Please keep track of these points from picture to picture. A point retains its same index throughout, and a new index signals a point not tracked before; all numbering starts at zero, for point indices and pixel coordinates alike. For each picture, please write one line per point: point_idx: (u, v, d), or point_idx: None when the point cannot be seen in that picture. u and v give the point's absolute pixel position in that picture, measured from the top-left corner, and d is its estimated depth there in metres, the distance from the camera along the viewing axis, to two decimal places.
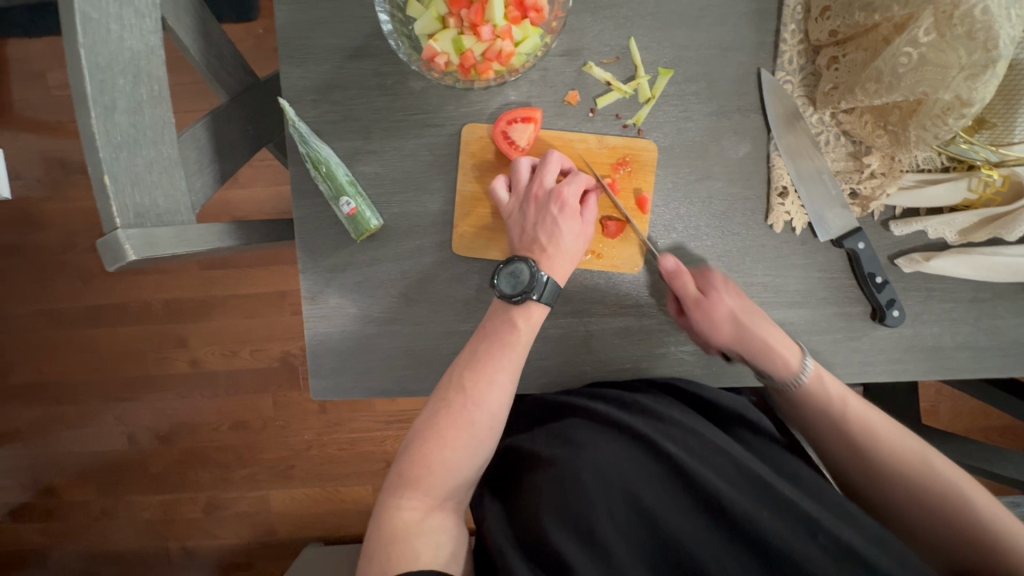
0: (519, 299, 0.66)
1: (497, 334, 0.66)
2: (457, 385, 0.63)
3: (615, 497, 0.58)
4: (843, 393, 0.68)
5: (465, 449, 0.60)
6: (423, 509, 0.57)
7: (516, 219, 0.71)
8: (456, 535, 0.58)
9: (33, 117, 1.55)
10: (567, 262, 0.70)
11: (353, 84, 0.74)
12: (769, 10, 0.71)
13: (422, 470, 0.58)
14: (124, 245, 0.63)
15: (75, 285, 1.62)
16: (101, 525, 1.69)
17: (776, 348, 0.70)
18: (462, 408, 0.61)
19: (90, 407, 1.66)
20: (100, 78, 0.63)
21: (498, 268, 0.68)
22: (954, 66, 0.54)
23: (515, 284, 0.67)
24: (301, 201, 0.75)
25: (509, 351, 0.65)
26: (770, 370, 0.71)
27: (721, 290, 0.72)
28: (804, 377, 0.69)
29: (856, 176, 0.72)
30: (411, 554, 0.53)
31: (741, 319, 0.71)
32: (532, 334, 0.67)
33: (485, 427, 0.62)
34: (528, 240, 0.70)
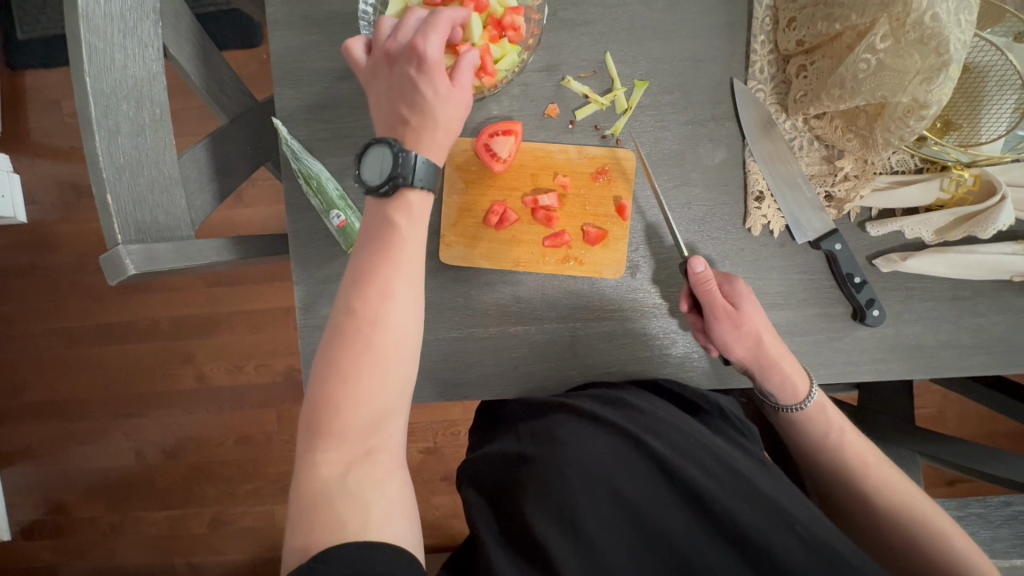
0: (385, 187, 0.57)
1: (378, 237, 0.57)
2: (347, 306, 0.54)
3: (598, 490, 0.60)
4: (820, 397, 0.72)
5: (372, 380, 0.52)
6: (343, 462, 0.50)
7: (376, 84, 0.61)
8: (390, 487, 0.51)
9: (49, 144, 1.62)
10: (436, 134, 0.59)
11: (343, 103, 0.78)
12: (739, 22, 0.74)
13: (332, 417, 0.51)
14: (125, 259, 0.67)
15: (86, 304, 1.67)
16: (109, 541, 1.71)
17: (789, 370, 0.71)
18: (359, 331, 0.53)
19: (100, 423, 1.69)
20: (104, 103, 0.68)
21: (360, 153, 0.58)
22: (910, 70, 0.56)
23: (378, 172, 0.57)
24: (294, 215, 0.78)
25: (395, 253, 0.56)
26: (775, 392, 0.72)
27: (750, 304, 0.71)
28: (808, 404, 0.71)
29: (830, 179, 0.74)
30: (336, 518, 0.47)
31: (762, 336, 0.70)
32: (417, 228, 0.58)
33: (390, 346, 0.54)
34: (392, 113, 0.60)
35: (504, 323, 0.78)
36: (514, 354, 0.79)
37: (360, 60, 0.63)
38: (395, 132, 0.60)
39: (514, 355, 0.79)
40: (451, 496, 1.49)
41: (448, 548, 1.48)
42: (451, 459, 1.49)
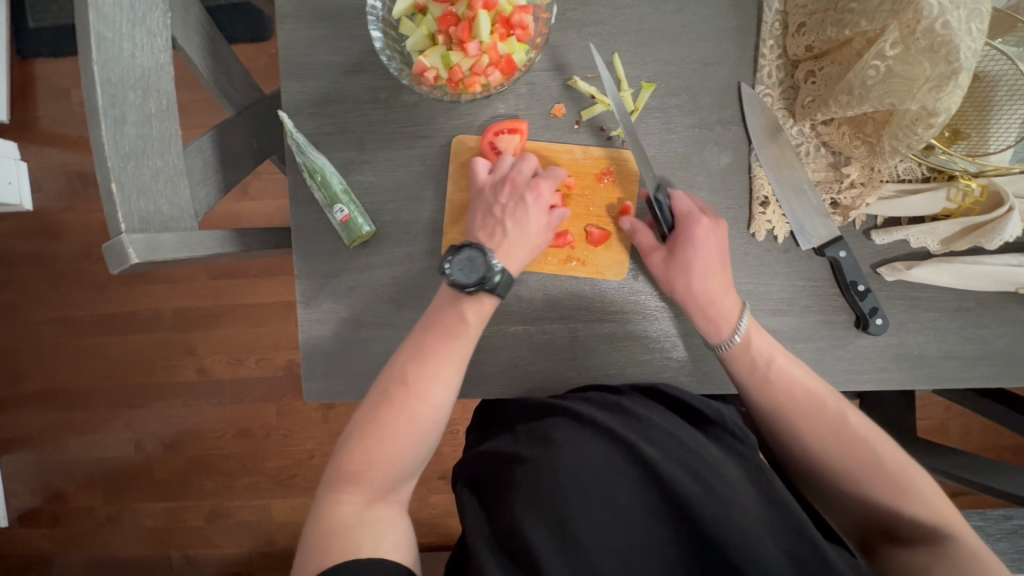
0: (472, 288, 0.68)
1: (446, 326, 0.68)
2: (398, 378, 0.64)
3: (591, 495, 0.60)
4: (773, 354, 0.68)
5: (404, 441, 0.61)
6: (362, 501, 0.58)
7: (486, 198, 0.73)
8: (400, 526, 0.58)
9: (56, 133, 1.62)
10: (525, 250, 0.72)
11: (349, 98, 0.78)
12: (748, 27, 0.74)
13: (362, 465, 0.59)
14: (127, 248, 0.67)
15: (89, 294, 1.67)
16: (105, 531, 1.71)
17: (720, 313, 0.71)
18: (405, 401, 0.62)
19: (99, 413, 1.69)
20: (111, 92, 0.68)
21: (456, 250, 0.69)
22: (919, 78, 0.56)
23: (468, 273, 0.68)
24: (298, 209, 0.78)
25: (457, 340, 0.67)
26: (705, 334, 0.73)
27: (691, 246, 0.71)
28: (734, 346, 0.70)
29: (836, 186, 0.73)
30: (350, 545, 0.53)
31: (694, 278, 0.71)
32: (482, 324, 0.69)
33: (429, 421, 0.63)
34: (491, 220, 0.72)
35: (505, 322, 0.78)
36: (514, 354, 0.78)
37: (481, 177, 0.74)
38: (490, 238, 0.72)
39: (514, 354, 0.78)
40: (448, 496, 1.49)
41: (444, 547, 1.47)
42: (449, 458, 1.48)
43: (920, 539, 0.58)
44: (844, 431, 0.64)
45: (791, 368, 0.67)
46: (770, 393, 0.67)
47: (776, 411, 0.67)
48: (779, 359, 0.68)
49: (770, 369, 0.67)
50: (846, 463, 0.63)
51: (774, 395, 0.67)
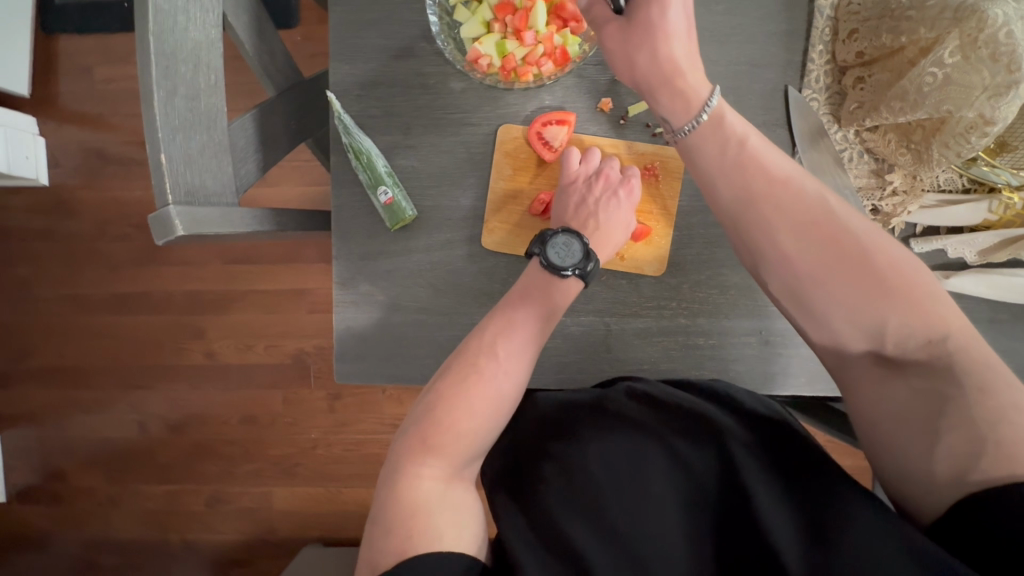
0: (571, 271, 0.70)
1: (529, 304, 0.68)
2: (484, 351, 0.64)
3: (625, 487, 0.61)
4: (748, 137, 0.63)
5: (486, 417, 0.61)
6: (442, 479, 0.57)
7: (578, 190, 0.75)
8: (476, 510, 0.57)
9: (78, 110, 1.62)
10: (610, 245, 0.74)
11: (397, 82, 0.78)
12: (798, 31, 0.75)
13: (445, 438, 0.58)
14: (174, 220, 0.67)
15: (102, 272, 1.66)
16: (104, 511, 1.70)
17: (684, 80, 0.66)
18: (492, 376, 0.62)
19: (105, 391, 1.69)
20: (164, 64, 0.68)
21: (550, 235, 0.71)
22: (977, 86, 0.57)
23: (564, 256, 0.70)
24: (339, 190, 0.79)
25: (538, 319, 0.68)
26: (668, 112, 0.67)
27: (654, 6, 0.65)
28: (701, 118, 0.65)
29: (877, 193, 0.74)
30: (433, 533, 0.52)
31: (658, 44, 0.66)
32: (563, 306, 0.70)
33: (510, 395, 0.63)
34: (584, 212, 0.74)
35: None
36: (549, 345, 0.79)
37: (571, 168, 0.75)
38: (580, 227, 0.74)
39: (548, 346, 0.79)
40: None
41: None
42: None
43: (920, 361, 0.55)
44: (828, 223, 0.58)
45: (765, 153, 0.62)
46: (744, 185, 0.61)
47: (751, 201, 0.61)
48: (752, 141, 0.63)
49: (744, 151, 0.62)
50: (833, 259, 0.57)
51: (750, 187, 0.61)
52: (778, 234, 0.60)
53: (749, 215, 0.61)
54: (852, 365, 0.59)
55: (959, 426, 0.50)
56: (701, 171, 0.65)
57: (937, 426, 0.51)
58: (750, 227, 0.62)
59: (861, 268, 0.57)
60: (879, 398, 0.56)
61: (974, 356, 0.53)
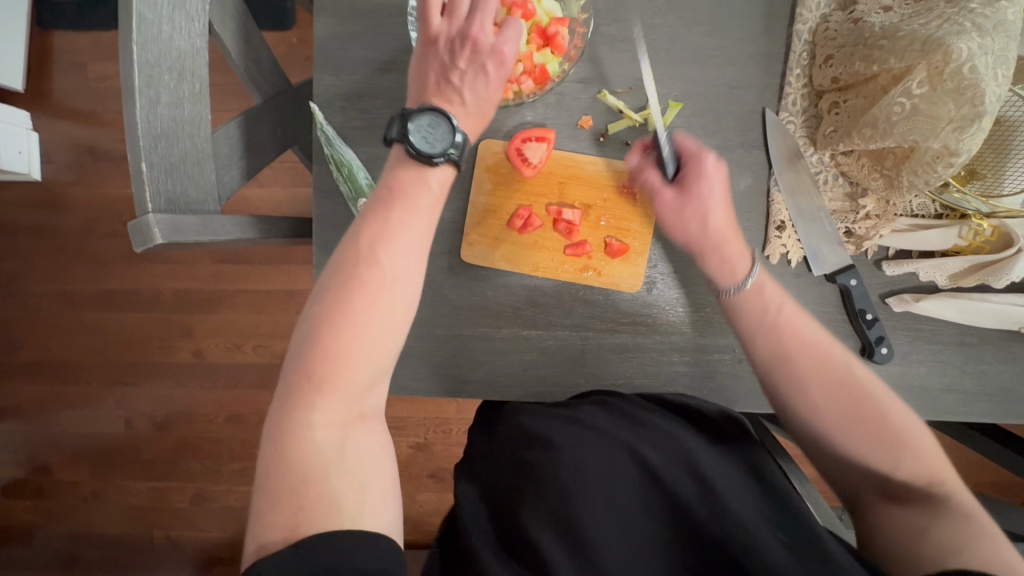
0: (438, 158, 0.62)
1: (410, 203, 0.61)
2: (365, 260, 0.56)
3: (590, 489, 0.63)
4: (783, 306, 0.67)
5: (374, 340, 0.54)
6: (338, 425, 0.51)
7: (441, 50, 0.68)
8: (380, 459, 0.52)
9: (70, 106, 1.62)
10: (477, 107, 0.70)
11: (381, 94, 0.79)
12: (777, 54, 0.76)
13: (326, 373, 0.52)
14: (153, 227, 0.67)
15: (91, 268, 1.66)
16: (89, 508, 1.70)
17: (732, 250, 0.71)
18: (376, 287, 0.55)
19: (92, 388, 1.69)
20: (148, 73, 0.68)
21: (415, 116, 0.63)
22: (943, 117, 0.58)
23: (430, 136, 0.63)
24: (320, 200, 0.79)
25: (420, 221, 0.60)
26: (716, 273, 0.71)
27: (700, 180, 0.71)
28: (746, 283, 0.69)
29: (851, 216, 0.75)
30: (330, 498, 0.47)
31: (707, 216, 0.71)
32: (439, 200, 0.63)
33: (396, 301, 0.56)
34: (446, 79, 0.69)
35: (517, 326, 0.79)
36: (525, 358, 0.79)
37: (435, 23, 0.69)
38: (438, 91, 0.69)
39: (524, 359, 0.79)
40: (435, 495, 1.49)
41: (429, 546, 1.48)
42: (440, 457, 1.49)
43: (921, 499, 0.56)
44: (852, 385, 0.61)
45: (799, 318, 0.66)
46: (779, 341, 0.64)
47: (782, 359, 0.64)
48: (789, 310, 0.67)
49: (780, 318, 0.66)
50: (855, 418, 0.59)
51: (785, 346, 0.64)
52: (803, 385, 0.62)
53: (780, 367, 0.64)
54: (863, 508, 0.60)
55: (938, 546, 0.51)
56: (742, 329, 0.68)
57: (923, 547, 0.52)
58: (779, 377, 0.64)
59: (877, 429, 0.59)
60: (882, 533, 0.57)
61: (971, 505, 0.55)
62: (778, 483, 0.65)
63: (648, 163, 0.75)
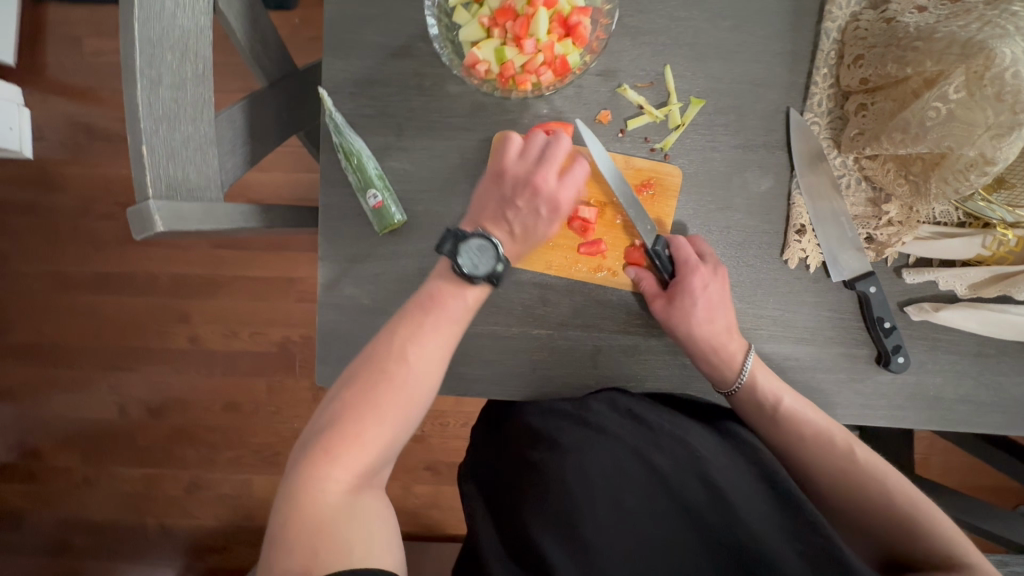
0: (480, 281, 0.62)
1: (440, 302, 0.63)
2: (393, 352, 0.59)
3: (596, 496, 0.61)
4: (781, 395, 0.68)
5: (395, 425, 0.57)
6: (350, 491, 0.53)
7: (500, 184, 0.68)
8: (386, 522, 0.54)
9: (65, 82, 1.57)
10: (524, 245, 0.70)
11: (393, 81, 0.76)
12: (803, 52, 0.73)
13: (348, 444, 0.54)
14: (154, 215, 0.64)
15: (85, 251, 1.63)
16: (80, 493, 1.68)
17: (726, 356, 0.70)
18: (400, 379, 0.58)
19: (85, 372, 1.66)
20: (150, 52, 0.65)
21: (464, 237, 0.63)
22: (980, 124, 0.56)
23: (474, 262, 0.63)
24: (328, 190, 0.77)
25: (450, 321, 0.63)
26: (709, 375, 0.72)
27: (687, 294, 0.71)
28: (739, 387, 0.70)
29: (873, 222, 0.74)
30: (341, 546, 0.49)
31: (697, 322, 0.71)
32: (470, 308, 0.65)
33: (420, 391, 0.59)
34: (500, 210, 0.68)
35: (528, 325, 0.77)
36: (536, 358, 0.77)
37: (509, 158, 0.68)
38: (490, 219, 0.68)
39: (534, 358, 0.77)
40: (433, 488, 1.48)
41: (425, 539, 1.47)
42: (439, 450, 1.48)
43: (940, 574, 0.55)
44: (853, 472, 0.63)
45: (800, 406, 0.67)
46: (779, 431, 0.67)
47: (786, 446, 0.67)
48: (787, 401, 0.67)
49: (777, 409, 0.67)
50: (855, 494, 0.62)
51: (784, 434, 0.67)
52: (808, 468, 0.66)
53: (786, 453, 0.68)
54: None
55: None
56: (748, 419, 0.71)
57: None
58: (788, 459, 0.69)
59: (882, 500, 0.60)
60: None
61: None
62: (787, 483, 0.63)
63: (644, 272, 0.75)
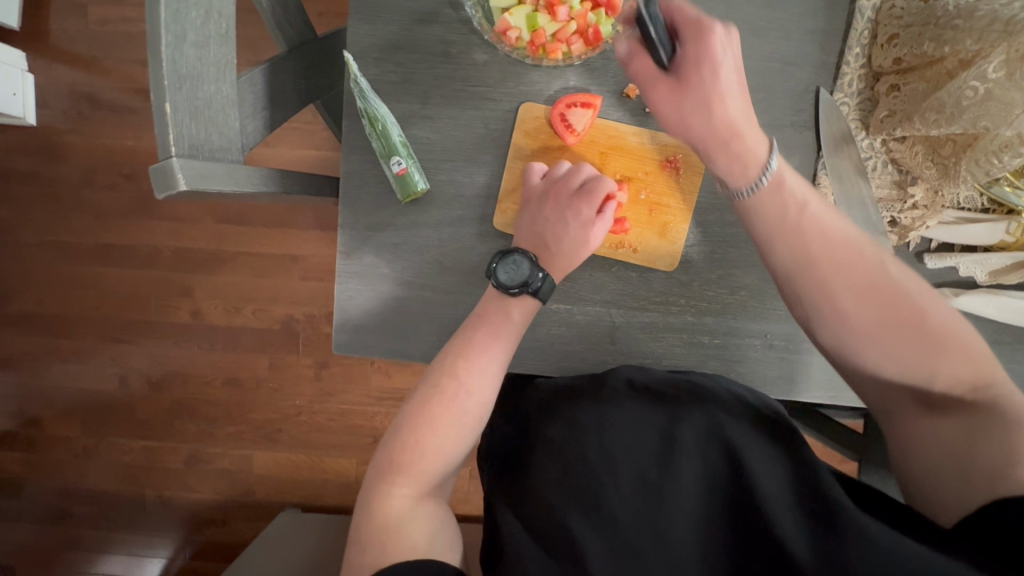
0: (516, 291, 0.70)
1: (490, 323, 0.70)
2: (446, 372, 0.67)
3: (618, 468, 0.63)
4: (805, 205, 0.62)
5: (453, 438, 0.64)
6: (413, 496, 0.60)
7: (532, 205, 0.74)
8: (446, 524, 0.61)
9: (71, 49, 1.54)
10: (565, 259, 0.72)
11: (418, 48, 0.75)
12: (836, 31, 0.73)
13: (413, 456, 0.62)
14: (177, 173, 0.64)
15: (88, 220, 1.61)
16: (80, 463, 1.68)
17: (745, 147, 0.63)
18: (454, 395, 0.65)
19: (87, 343, 1.65)
20: (175, 7, 0.64)
21: (502, 255, 0.72)
22: (1018, 104, 0.56)
23: (512, 275, 0.71)
24: (349, 156, 0.76)
25: (498, 338, 0.69)
26: (722, 171, 0.65)
27: (704, 69, 0.61)
28: (763, 181, 0.63)
29: (898, 205, 0.73)
30: (406, 541, 0.56)
31: (712, 106, 0.63)
32: (524, 323, 0.72)
33: (474, 411, 0.66)
34: (534, 230, 0.73)
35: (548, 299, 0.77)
36: (553, 331, 0.78)
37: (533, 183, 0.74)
38: (530, 241, 0.73)
39: (552, 332, 0.78)
40: None
41: None
42: None
43: (966, 404, 0.56)
44: (881, 284, 0.59)
45: (824, 216, 0.62)
46: (804, 251, 0.61)
47: (808, 265, 0.61)
48: (813, 206, 0.62)
49: (802, 219, 0.62)
50: (887, 314, 0.58)
51: (808, 253, 0.61)
52: (830, 292, 0.60)
53: (804, 276, 0.61)
54: (895, 417, 0.60)
55: (991, 450, 0.51)
56: (758, 232, 0.64)
57: (972, 454, 0.53)
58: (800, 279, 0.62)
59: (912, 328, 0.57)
60: (919, 442, 0.57)
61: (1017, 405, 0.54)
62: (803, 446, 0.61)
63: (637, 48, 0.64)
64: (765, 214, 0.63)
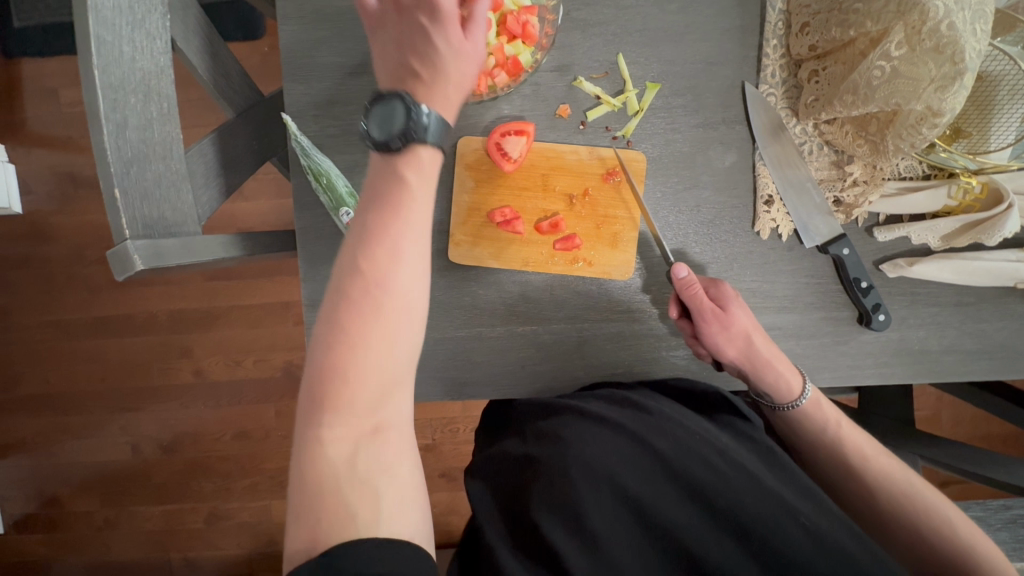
0: (391, 139, 0.48)
1: (386, 197, 0.48)
2: (353, 271, 0.46)
3: (603, 488, 0.59)
4: (842, 421, 0.70)
5: (382, 355, 0.46)
6: (350, 439, 0.44)
7: (385, 34, 0.54)
8: (405, 464, 0.46)
9: (46, 133, 1.59)
10: (452, 86, 0.53)
11: (353, 100, 0.78)
12: (752, 26, 0.75)
13: (336, 386, 0.44)
14: (132, 255, 0.66)
15: (82, 297, 1.64)
16: (104, 535, 1.70)
17: (786, 377, 0.71)
18: (367, 297, 0.45)
19: (95, 417, 1.67)
20: (112, 96, 0.66)
21: (368, 104, 0.49)
22: (925, 78, 0.58)
23: (386, 124, 0.48)
24: (302, 212, 0.78)
25: (404, 216, 0.47)
26: (768, 392, 0.72)
27: (737, 308, 0.71)
28: (803, 402, 0.71)
29: (839, 184, 0.74)
30: (347, 508, 0.43)
31: (752, 343, 0.71)
32: (428, 185, 0.50)
33: (401, 311, 0.47)
34: (401, 61, 0.53)
35: (512, 323, 0.78)
36: (522, 354, 0.78)
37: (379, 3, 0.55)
38: (399, 84, 0.52)
39: (521, 356, 0.78)
40: (451, 495, 1.46)
41: (445, 545, 1.45)
42: (451, 456, 1.46)
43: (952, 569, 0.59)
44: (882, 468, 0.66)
45: (860, 438, 0.68)
46: (842, 458, 0.68)
47: (847, 470, 0.67)
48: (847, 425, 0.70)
49: (840, 433, 0.69)
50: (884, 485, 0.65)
51: (844, 458, 0.68)
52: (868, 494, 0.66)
53: (844, 477, 0.68)
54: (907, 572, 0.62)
55: None
56: (805, 445, 0.72)
57: None
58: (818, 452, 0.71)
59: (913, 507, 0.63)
60: None
61: None
62: (787, 464, 0.64)
63: (674, 306, 0.74)
64: (804, 421, 0.71)
